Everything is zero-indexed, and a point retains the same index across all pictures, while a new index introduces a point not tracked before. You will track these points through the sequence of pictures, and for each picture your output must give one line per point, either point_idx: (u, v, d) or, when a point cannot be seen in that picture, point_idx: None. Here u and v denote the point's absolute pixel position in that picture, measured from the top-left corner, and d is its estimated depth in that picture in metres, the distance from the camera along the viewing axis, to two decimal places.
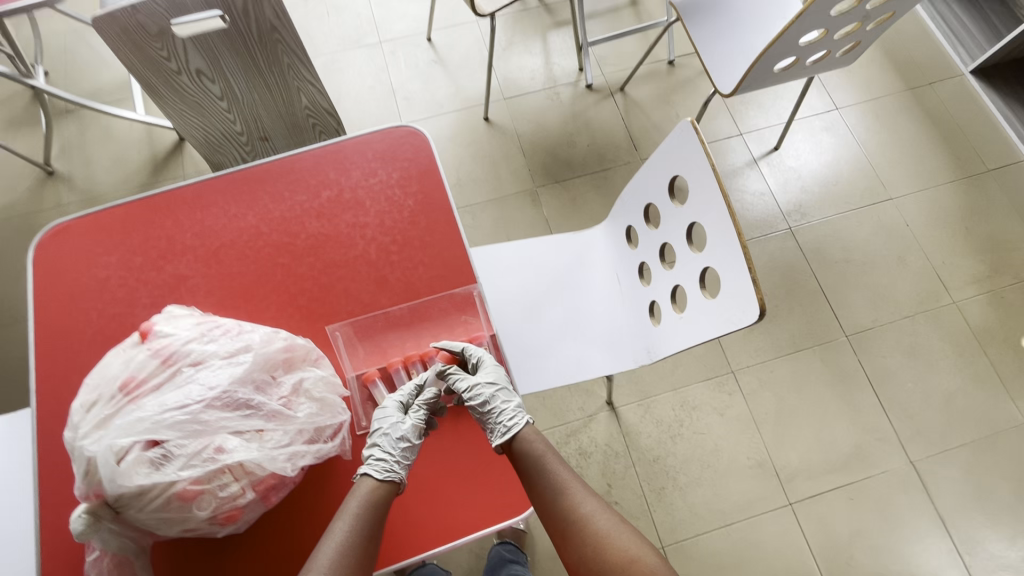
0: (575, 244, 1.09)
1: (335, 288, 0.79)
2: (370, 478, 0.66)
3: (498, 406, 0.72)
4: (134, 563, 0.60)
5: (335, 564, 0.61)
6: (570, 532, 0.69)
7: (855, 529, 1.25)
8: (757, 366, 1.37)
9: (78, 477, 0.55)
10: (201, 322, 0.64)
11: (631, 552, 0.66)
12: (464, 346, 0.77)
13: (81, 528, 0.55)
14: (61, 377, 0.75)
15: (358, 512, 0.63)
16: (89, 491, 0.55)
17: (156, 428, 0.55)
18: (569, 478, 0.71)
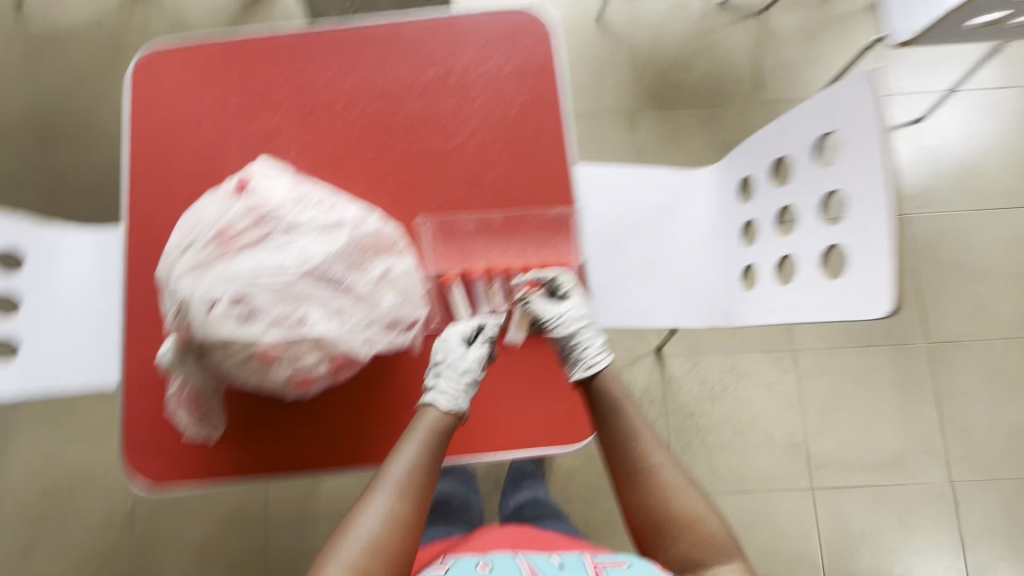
0: (678, 181, 0.97)
1: (427, 178, 0.74)
2: (434, 408, 0.66)
3: (583, 340, 0.72)
4: (208, 401, 0.63)
5: (405, 484, 0.64)
6: (635, 478, 0.69)
7: (869, 527, 1.25)
8: (821, 350, 1.31)
9: (171, 314, 0.57)
10: (296, 187, 0.61)
11: (694, 511, 0.68)
12: (555, 274, 0.75)
13: (170, 359, 0.59)
14: (152, 209, 0.75)
15: (427, 441, 0.65)
16: (179, 329, 0.57)
17: (245, 285, 0.55)
18: (645, 429, 0.71)
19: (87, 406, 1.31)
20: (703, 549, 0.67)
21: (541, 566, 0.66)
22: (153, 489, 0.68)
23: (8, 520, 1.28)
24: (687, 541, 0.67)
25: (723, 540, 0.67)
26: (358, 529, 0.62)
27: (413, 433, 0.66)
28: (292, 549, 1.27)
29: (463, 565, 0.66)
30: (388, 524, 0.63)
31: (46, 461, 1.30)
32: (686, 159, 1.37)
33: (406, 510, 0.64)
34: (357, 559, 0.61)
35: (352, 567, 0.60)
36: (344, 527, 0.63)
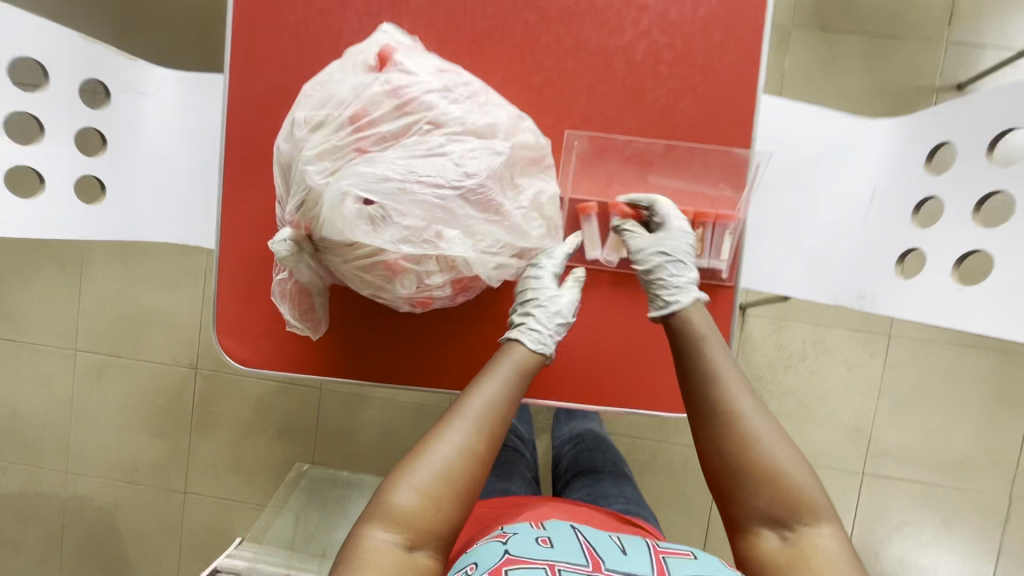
0: (851, 132, 0.81)
1: (579, 81, 0.62)
2: (521, 346, 0.58)
3: (662, 277, 0.60)
4: (313, 297, 0.59)
5: (484, 415, 0.54)
6: (709, 418, 0.55)
7: (908, 518, 1.24)
8: (918, 340, 1.21)
9: (292, 201, 0.50)
10: (445, 71, 0.50)
11: (782, 462, 0.53)
12: (652, 201, 0.62)
13: (285, 254, 0.52)
14: (258, 63, 0.65)
15: (514, 374, 0.56)
16: (299, 220, 0.50)
17: (382, 185, 0.46)
18: (726, 362, 0.56)
19: (160, 252, 1.32)
20: (790, 509, 0.52)
21: (603, 544, 0.55)
22: (248, 370, 0.68)
23: (86, 344, 1.36)
24: (770, 496, 0.52)
25: (817, 500, 0.52)
26: (430, 457, 0.53)
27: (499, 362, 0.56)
28: (342, 422, 1.32)
29: (521, 535, 0.56)
30: (462, 457, 0.53)
31: (120, 297, 1.34)
32: (836, 99, 1.16)
33: (485, 444, 0.54)
34: (428, 488, 0.52)
35: (425, 494, 0.52)
36: (412, 454, 0.54)
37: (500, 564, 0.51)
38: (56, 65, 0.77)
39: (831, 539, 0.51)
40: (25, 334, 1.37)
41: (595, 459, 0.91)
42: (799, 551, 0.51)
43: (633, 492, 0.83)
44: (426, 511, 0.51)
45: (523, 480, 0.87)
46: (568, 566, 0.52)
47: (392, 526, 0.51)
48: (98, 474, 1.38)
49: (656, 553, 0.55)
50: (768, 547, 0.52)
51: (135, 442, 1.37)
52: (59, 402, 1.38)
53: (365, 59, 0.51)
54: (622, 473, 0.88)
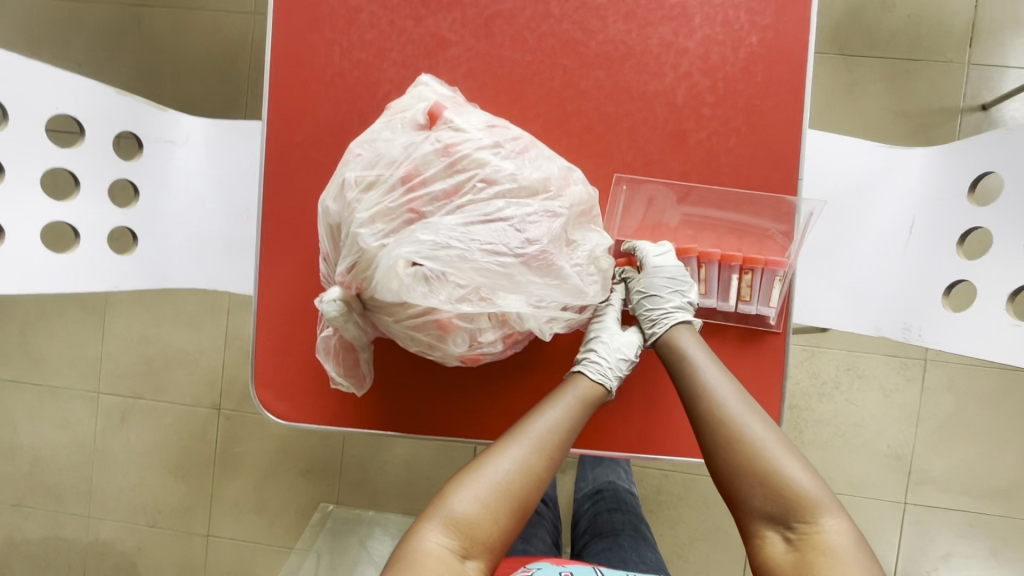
0: (887, 162, 0.80)
1: (619, 125, 0.62)
2: (584, 378, 0.60)
3: (641, 312, 0.63)
4: (358, 353, 0.58)
5: (548, 437, 0.56)
6: (704, 429, 0.57)
7: (954, 550, 1.20)
8: (956, 364, 1.18)
9: (342, 261, 0.49)
10: (494, 127, 0.50)
11: (780, 465, 0.54)
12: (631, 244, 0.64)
13: (335, 315, 0.51)
14: (295, 115, 0.65)
15: (580, 404, 0.58)
16: (350, 281, 0.49)
17: (437, 246, 0.46)
18: (714, 373, 0.58)
19: (183, 292, 1.32)
20: (793, 511, 0.53)
21: None
22: (289, 425, 0.66)
23: (108, 386, 1.35)
24: (772, 497, 0.53)
25: (822, 501, 0.53)
26: (490, 471, 0.54)
27: (566, 390, 0.59)
28: (367, 461, 1.30)
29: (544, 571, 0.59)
30: (522, 473, 0.54)
31: (144, 338, 1.34)
32: (860, 123, 1.16)
33: (545, 465, 0.56)
34: (486, 501, 0.53)
35: (482, 504, 0.53)
36: (470, 465, 0.56)
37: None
38: (91, 119, 0.78)
39: (839, 535, 0.51)
40: (47, 378, 1.36)
41: (614, 518, 0.86)
42: (804, 551, 0.51)
43: (654, 558, 0.78)
44: (483, 522, 0.53)
45: (544, 543, 0.83)
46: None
47: (448, 530, 0.52)
48: (120, 518, 1.36)
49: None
50: (777, 550, 0.53)
51: (158, 484, 1.35)
52: (81, 446, 1.36)
53: (413, 117, 0.51)
54: (643, 536, 0.82)
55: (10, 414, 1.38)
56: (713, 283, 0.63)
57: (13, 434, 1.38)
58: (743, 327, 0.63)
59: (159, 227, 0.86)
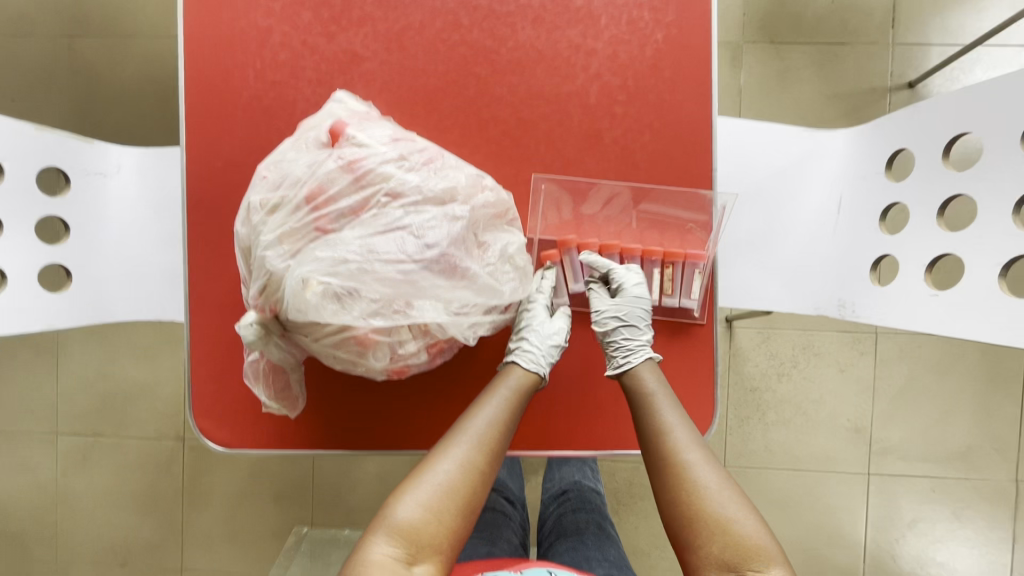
0: (809, 145, 0.82)
1: (535, 129, 0.63)
2: (518, 367, 0.60)
3: (615, 339, 0.61)
4: (287, 374, 0.57)
5: (486, 431, 0.57)
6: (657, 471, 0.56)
7: (919, 515, 1.23)
8: (905, 335, 1.21)
9: (254, 285, 0.49)
10: (399, 140, 0.51)
11: (729, 512, 0.53)
12: (609, 267, 0.63)
13: (253, 339, 0.50)
14: (214, 140, 0.65)
15: (513, 392, 0.59)
16: (264, 304, 0.49)
17: (341, 261, 0.46)
18: (674, 416, 0.58)
19: (138, 325, 1.30)
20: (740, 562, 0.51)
21: None
22: (229, 451, 0.65)
23: (67, 427, 1.32)
24: (720, 547, 0.52)
25: (773, 557, 0.51)
26: (433, 474, 0.54)
27: (500, 383, 0.59)
28: (338, 479, 1.29)
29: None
30: (464, 471, 0.55)
31: (100, 374, 1.31)
32: (796, 108, 1.19)
33: (485, 459, 0.56)
34: (431, 504, 0.53)
35: (427, 508, 0.53)
36: (414, 473, 0.55)
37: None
38: (11, 158, 0.76)
39: None
40: (2, 423, 1.32)
41: (579, 517, 0.86)
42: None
43: (617, 555, 0.80)
44: (430, 523, 0.52)
45: (510, 544, 0.82)
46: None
47: (395, 538, 0.51)
48: (90, 560, 1.33)
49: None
50: None
51: (126, 522, 1.32)
52: (43, 490, 1.33)
53: (317, 137, 0.51)
54: (606, 534, 0.84)
55: None
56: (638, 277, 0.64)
57: None
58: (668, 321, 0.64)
59: (93, 260, 0.85)
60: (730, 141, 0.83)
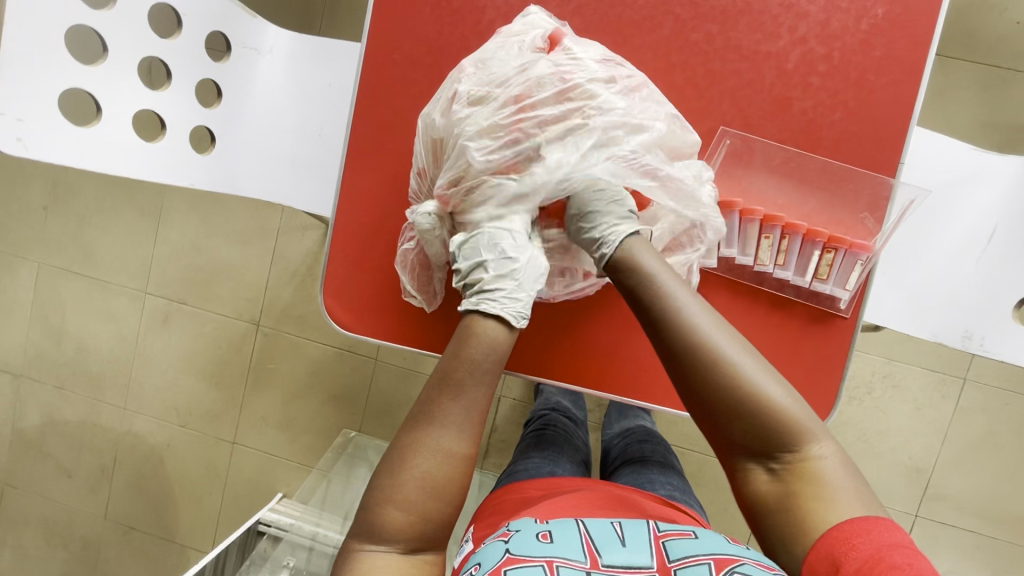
0: (978, 165, 0.77)
1: (722, 84, 0.61)
2: (487, 318, 0.53)
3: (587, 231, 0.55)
4: (432, 269, 0.63)
5: (457, 412, 0.51)
6: (686, 373, 0.51)
7: (956, 568, 1.21)
8: (994, 389, 1.16)
9: (442, 177, 0.54)
10: (608, 60, 0.53)
11: (771, 397, 0.51)
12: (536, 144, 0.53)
13: (429, 227, 0.57)
14: (397, 31, 0.65)
15: (477, 359, 0.51)
16: (448, 197, 0.55)
17: (534, 164, 0.52)
18: (689, 297, 0.51)
19: (237, 208, 1.35)
20: (781, 443, 0.51)
21: (602, 534, 0.55)
22: (349, 335, 0.68)
23: (155, 289, 1.40)
24: (762, 430, 0.51)
25: (811, 429, 0.51)
26: (413, 468, 0.49)
27: (467, 355, 0.51)
28: (392, 395, 1.33)
29: (522, 533, 0.56)
30: (441, 461, 0.50)
31: (194, 247, 1.37)
32: (947, 129, 1.11)
33: (458, 444, 0.50)
34: (419, 499, 0.49)
35: (411, 511, 0.49)
36: (392, 466, 0.50)
37: (500, 565, 0.52)
38: (190, 14, 0.79)
39: (821, 453, 0.51)
40: (99, 272, 1.41)
41: (645, 449, 0.88)
42: (788, 482, 0.51)
43: (681, 483, 0.80)
44: (424, 518, 0.49)
45: (571, 461, 0.85)
46: (566, 562, 0.51)
47: (384, 542, 0.49)
48: (153, 415, 1.43)
49: (656, 538, 0.55)
50: (764, 482, 0.52)
51: (191, 387, 1.41)
52: (124, 341, 1.42)
53: (532, 40, 0.52)
54: (671, 463, 0.85)
55: (61, 302, 1.44)
56: (797, 255, 0.60)
57: (62, 321, 1.44)
58: (812, 305, 0.61)
59: (235, 131, 0.87)
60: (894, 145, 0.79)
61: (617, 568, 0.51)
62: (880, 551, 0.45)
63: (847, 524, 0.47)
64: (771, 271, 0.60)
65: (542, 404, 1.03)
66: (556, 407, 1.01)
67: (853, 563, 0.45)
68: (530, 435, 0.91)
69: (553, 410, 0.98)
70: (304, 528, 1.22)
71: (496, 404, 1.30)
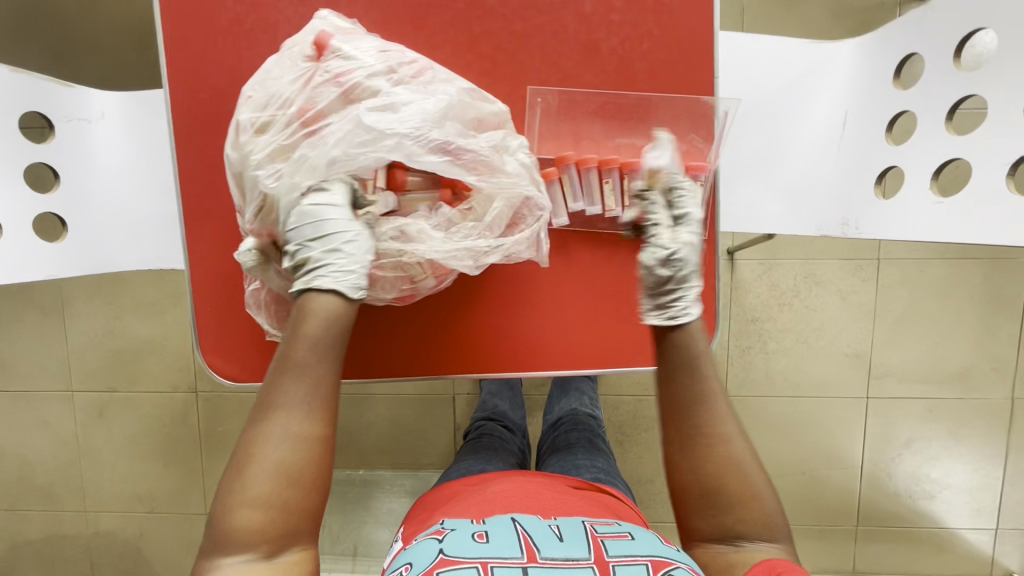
0: (817, 57, 0.78)
1: (529, 42, 0.60)
2: (320, 291, 0.53)
3: (683, 286, 0.58)
4: (286, 303, 0.62)
5: (300, 396, 0.52)
6: (699, 440, 0.59)
7: (917, 434, 1.27)
8: (908, 260, 1.20)
9: (249, 210, 0.56)
10: (385, 52, 0.54)
11: (757, 492, 0.58)
12: (678, 190, 0.59)
13: (252, 265, 0.57)
14: (195, 68, 0.63)
15: (315, 335, 0.52)
16: (260, 228, 0.56)
17: (326, 174, 0.53)
18: (719, 388, 0.60)
19: (139, 280, 1.30)
20: (751, 529, 0.58)
21: (539, 531, 0.56)
22: (238, 385, 0.69)
23: (81, 383, 1.34)
24: (747, 513, 0.57)
25: (778, 530, 0.58)
26: (261, 460, 0.50)
27: (303, 336, 0.53)
28: (350, 423, 1.32)
29: (458, 532, 0.57)
30: (294, 447, 0.51)
31: (107, 332, 1.32)
32: (800, 23, 1.13)
33: (309, 427, 0.52)
34: (270, 492, 0.50)
35: (265, 505, 0.50)
36: (238, 466, 0.51)
37: (432, 566, 0.52)
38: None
39: (778, 551, 0.57)
40: (18, 383, 1.35)
41: (571, 437, 0.91)
42: (743, 558, 0.57)
43: (606, 464, 0.84)
44: (278, 510, 0.50)
45: (504, 461, 0.86)
46: (501, 561, 0.52)
47: (238, 550, 0.49)
48: (118, 509, 1.39)
49: (594, 537, 0.56)
50: (716, 553, 0.58)
51: (148, 471, 1.37)
52: (65, 445, 1.37)
53: (302, 50, 0.53)
54: (596, 447, 0.88)
55: None
56: (637, 195, 0.63)
57: None
58: None
59: (87, 210, 0.83)
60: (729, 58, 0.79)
61: (556, 559, 0.53)
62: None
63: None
64: (620, 215, 0.63)
65: (480, 410, 1.05)
66: (494, 412, 1.03)
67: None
68: (468, 444, 0.93)
69: (489, 420, 1.00)
70: None
71: (452, 403, 1.30)
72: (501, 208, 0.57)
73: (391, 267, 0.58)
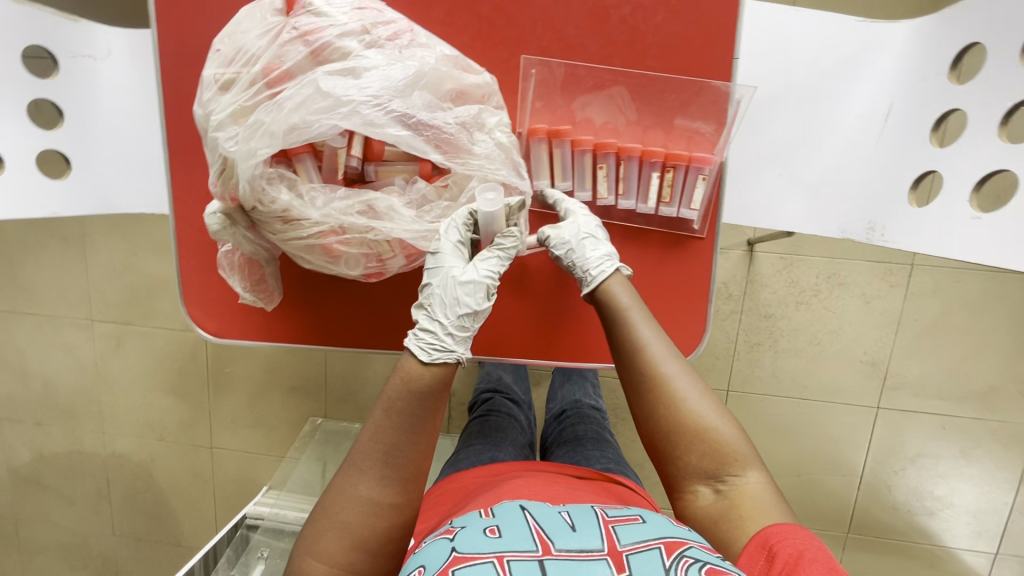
0: (866, 37, 0.70)
1: (533, 7, 0.62)
2: (415, 355, 0.56)
3: (582, 256, 0.63)
4: (259, 265, 0.66)
5: (374, 462, 0.54)
6: (643, 393, 0.59)
7: (926, 450, 1.21)
8: (945, 269, 1.11)
9: (212, 172, 0.57)
10: (358, 8, 0.56)
11: (706, 421, 0.57)
12: (556, 199, 0.66)
13: (217, 226, 0.61)
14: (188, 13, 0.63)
15: (400, 407, 0.55)
16: (223, 191, 0.58)
17: (273, 141, 0.53)
18: (646, 328, 0.60)
19: (153, 221, 1.31)
20: (722, 466, 0.56)
21: (550, 520, 0.50)
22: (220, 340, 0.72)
23: (101, 315, 1.40)
24: (700, 452, 0.57)
25: (746, 457, 0.57)
26: (338, 518, 0.54)
27: (386, 397, 0.55)
28: (351, 378, 1.34)
29: (468, 529, 0.50)
30: (367, 514, 0.54)
31: (124, 268, 1.35)
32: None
33: (384, 490, 0.54)
34: (342, 554, 0.53)
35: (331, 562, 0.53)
36: (311, 530, 0.55)
37: (446, 565, 0.46)
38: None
39: (755, 484, 0.56)
40: (44, 308, 1.41)
41: (578, 428, 0.90)
42: (729, 497, 0.55)
43: (615, 454, 0.82)
44: (341, 568, 0.53)
45: (513, 446, 0.84)
46: (517, 554, 0.46)
47: None
48: (132, 434, 1.47)
49: (606, 523, 0.50)
50: (704, 501, 0.56)
51: (160, 402, 1.44)
52: (85, 370, 1.44)
53: (272, 3, 0.56)
54: (604, 438, 0.86)
55: (18, 343, 1.45)
56: (630, 178, 0.66)
57: (23, 361, 1.46)
58: (666, 230, 0.67)
59: (94, 150, 0.83)
60: (760, 34, 0.71)
61: (572, 551, 0.46)
62: (806, 547, 0.48)
63: (770, 532, 0.50)
64: (614, 202, 0.67)
65: (484, 381, 1.04)
66: (498, 386, 1.02)
67: (778, 562, 0.48)
68: (473, 423, 0.90)
69: (495, 394, 0.98)
70: (288, 514, 1.18)
71: None
72: (477, 188, 0.61)
73: (364, 250, 0.61)
